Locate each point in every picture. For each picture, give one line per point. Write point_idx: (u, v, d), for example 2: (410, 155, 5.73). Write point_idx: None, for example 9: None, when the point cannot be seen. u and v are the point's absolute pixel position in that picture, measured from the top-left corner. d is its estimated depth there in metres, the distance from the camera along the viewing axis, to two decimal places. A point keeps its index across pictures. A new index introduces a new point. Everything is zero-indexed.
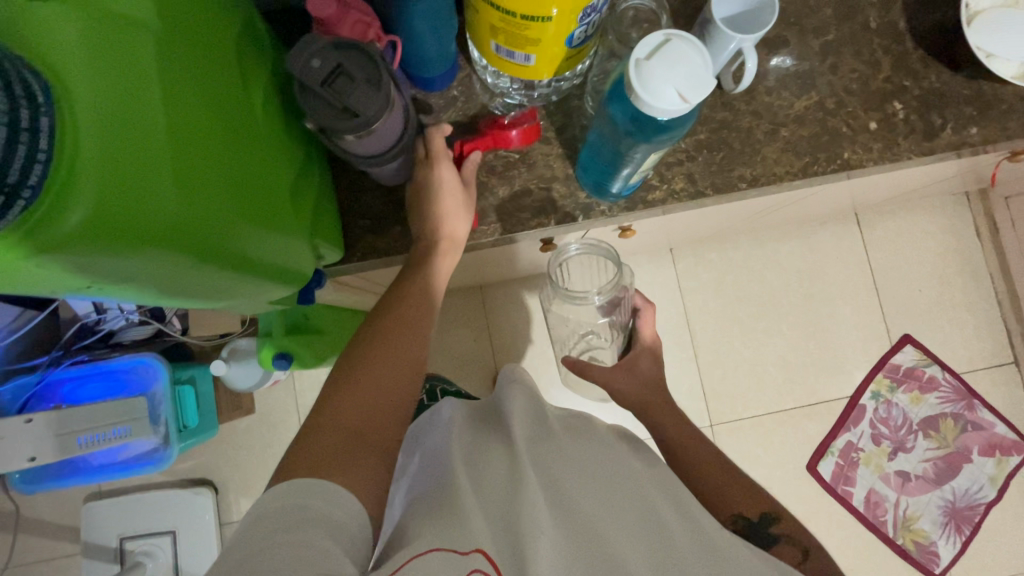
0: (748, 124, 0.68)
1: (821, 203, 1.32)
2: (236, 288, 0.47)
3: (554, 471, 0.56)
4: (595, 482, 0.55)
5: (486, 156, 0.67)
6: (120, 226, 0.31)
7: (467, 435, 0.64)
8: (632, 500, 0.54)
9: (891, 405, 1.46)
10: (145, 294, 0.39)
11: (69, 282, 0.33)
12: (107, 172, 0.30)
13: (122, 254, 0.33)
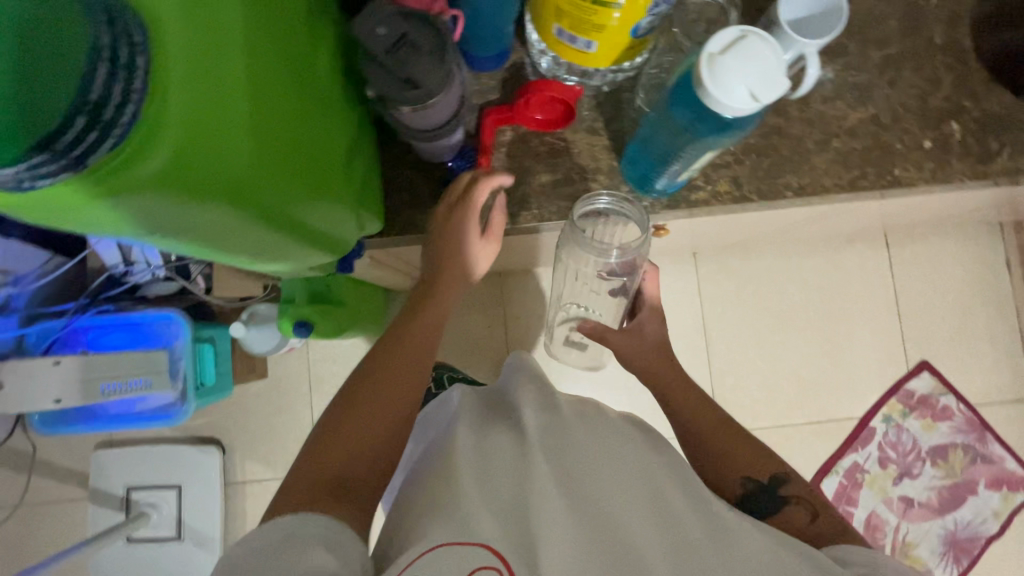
0: (800, 132, 0.67)
1: (853, 220, 1.31)
2: (278, 250, 0.46)
3: (567, 451, 0.53)
4: (610, 463, 0.52)
5: (532, 140, 0.67)
6: (187, 177, 0.31)
7: (476, 411, 0.62)
8: (649, 486, 0.52)
9: (901, 429, 1.44)
10: (196, 248, 0.39)
11: (128, 226, 0.33)
12: (187, 121, 0.29)
13: (183, 204, 0.32)
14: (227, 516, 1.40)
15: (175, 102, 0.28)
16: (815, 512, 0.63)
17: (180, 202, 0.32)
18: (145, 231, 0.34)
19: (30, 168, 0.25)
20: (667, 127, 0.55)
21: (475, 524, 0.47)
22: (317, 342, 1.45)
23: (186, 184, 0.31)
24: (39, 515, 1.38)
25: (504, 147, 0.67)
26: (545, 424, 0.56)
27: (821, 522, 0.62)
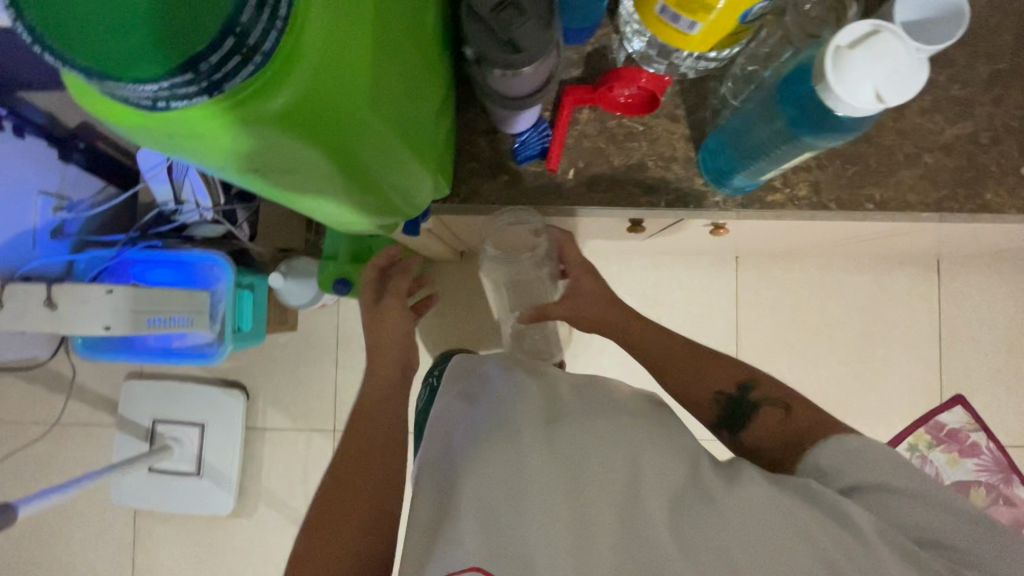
0: (890, 143, 0.64)
1: (909, 242, 1.26)
2: (363, 202, 0.48)
3: (569, 447, 0.47)
4: (617, 456, 0.46)
5: (609, 121, 0.65)
6: (309, 114, 0.32)
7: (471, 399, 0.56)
8: (665, 481, 0.46)
9: (925, 460, 1.41)
10: (293, 189, 0.41)
11: (246, 157, 0.34)
12: (319, 58, 0.30)
13: (301, 141, 0.34)
14: (245, 459, 1.44)
15: (310, 40, 0.30)
16: (786, 406, 0.60)
17: (292, 141, 0.33)
18: (251, 166, 0.36)
19: (171, 83, 0.26)
20: (760, 123, 0.53)
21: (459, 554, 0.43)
22: (348, 302, 1.46)
23: (302, 126, 0.33)
24: (68, 434, 1.43)
25: (578, 125, 0.65)
26: (545, 419, 0.49)
27: (795, 416, 0.59)
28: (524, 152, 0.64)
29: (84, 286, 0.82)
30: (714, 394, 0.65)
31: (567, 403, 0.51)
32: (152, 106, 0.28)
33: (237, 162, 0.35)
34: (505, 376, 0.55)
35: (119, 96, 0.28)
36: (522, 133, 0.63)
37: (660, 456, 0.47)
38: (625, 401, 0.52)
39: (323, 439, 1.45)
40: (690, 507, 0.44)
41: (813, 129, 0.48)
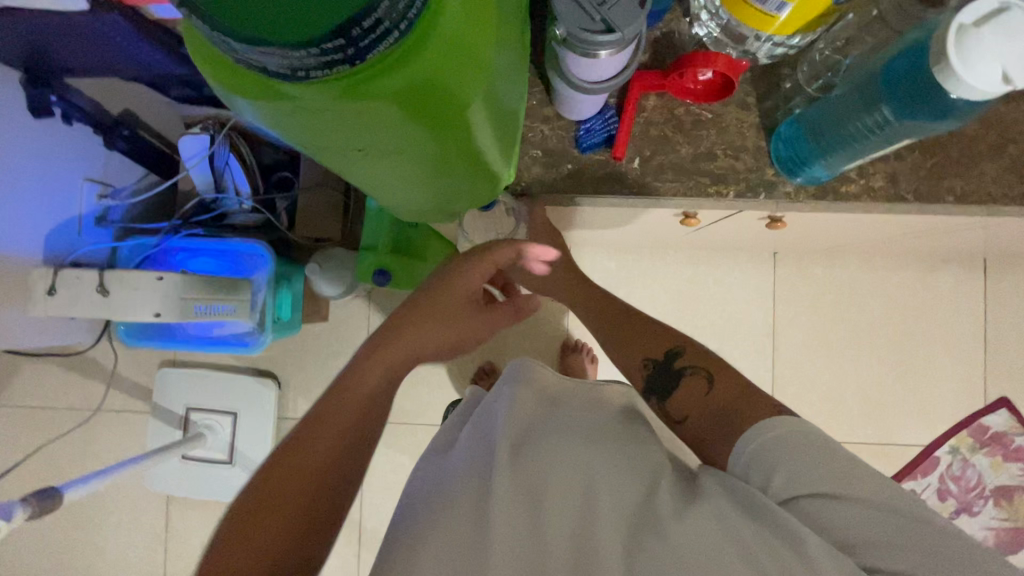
0: (974, 134, 0.61)
1: (959, 241, 1.22)
2: (433, 186, 0.49)
3: (534, 474, 0.58)
4: (575, 489, 0.57)
5: (676, 108, 0.62)
6: (425, 97, 0.33)
7: (475, 433, 0.66)
8: (616, 515, 0.55)
9: (967, 464, 1.37)
10: (378, 167, 0.42)
11: (351, 131, 0.35)
12: (447, 40, 0.31)
13: (407, 121, 0.35)
14: None
15: (442, 22, 0.31)
16: (710, 376, 0.65)
17: (400, 120, 0.34)
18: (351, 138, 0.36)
19: (320, 52, 0.27)
20: (851, 110, 0.53)
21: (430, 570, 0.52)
22: (380, 293, 1.45)
23: (410, 100, 0.33)
24: (104, 421, 1.45)
25: (644, 112, 0.63)
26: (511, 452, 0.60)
27: (715, 390, 0.63)
28: (588, 139, 0.62)
29: (135, 273, 0.82)
30: (643, 359, 0.70)
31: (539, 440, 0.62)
32: (289, 78, 0.29)
33: (336, 134, 0.36)
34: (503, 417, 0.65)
35: (245, 62, 0.28)
36: (586, 120, 0.62)
37: (613, 488, 0.57)
38: (594, 441, 0.62)
39: None
40: (639, 535, 0.53)
41: (925, 114, 0.47)
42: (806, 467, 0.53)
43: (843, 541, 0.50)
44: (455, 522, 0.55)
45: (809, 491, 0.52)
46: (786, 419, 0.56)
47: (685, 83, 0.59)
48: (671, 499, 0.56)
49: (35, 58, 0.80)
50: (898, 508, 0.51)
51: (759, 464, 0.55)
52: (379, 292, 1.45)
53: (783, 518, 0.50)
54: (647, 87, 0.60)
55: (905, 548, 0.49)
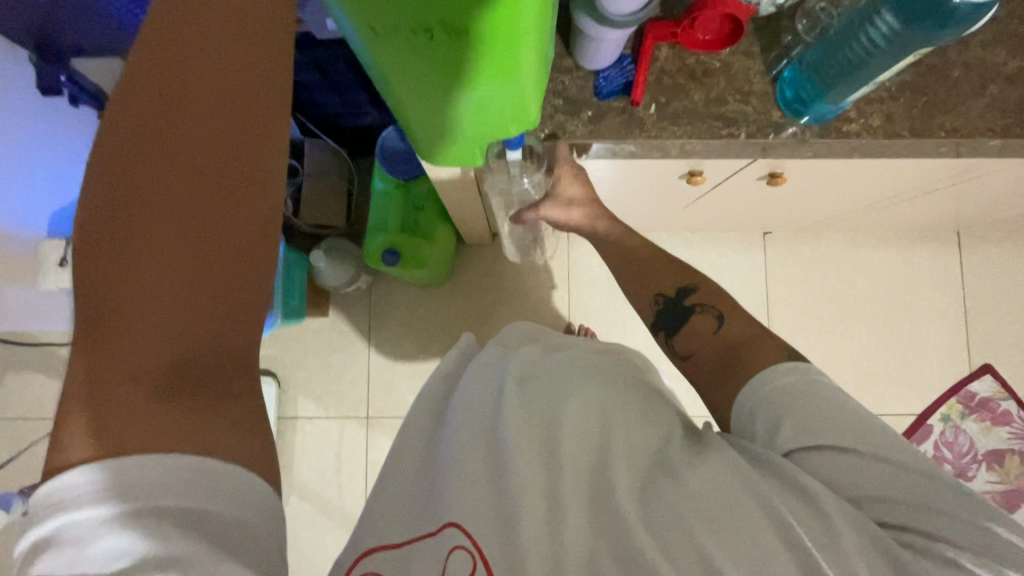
0: (958, 75, 0.67)
1: (936, 215, 1.30)
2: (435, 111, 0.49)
3: (543, 410, 0.58)
4: (590, 434, 0.55)
5: (686, 58, 0.67)
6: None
7: (479, 381, 0.65)
8: (631, 454, 0.53)
9: (958, 430, 1.42)
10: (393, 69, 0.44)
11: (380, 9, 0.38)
12: None
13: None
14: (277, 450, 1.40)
15: None
16: (719, 314, 0.64)
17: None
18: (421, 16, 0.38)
19: None
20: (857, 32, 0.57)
21: (450, 509, 0.51)
22: (381, 286, 1.45)
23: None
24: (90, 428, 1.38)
25: (658, 62, 0.67)
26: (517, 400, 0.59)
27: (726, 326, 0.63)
28: (607, 87, 0.66)
29: None
30: (656, 295, 0.70)
31: (546, 387, 0.61)
32: None
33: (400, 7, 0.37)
34: (506, 368, 0.64)
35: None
36: (604, 70, 0.66)
37: (627, 430, 0.55)
38: (604, 382, 0.61)
39: (356, 428, 1.42)
40: (655, 479, 0.51)
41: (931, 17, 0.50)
42: (813, 417, 0.50)
43: (853, 495, 0.47)
44: (466, 457, 0.55)
45: (816, 442, 0.49)
46: (802, 364, 0.54)
47: (694, 32, 0.63)
48: (685, 448, 0.54)
49: (46, 39, 0.79)
50: (910, 467, 0.46)
51: (769, 408, 0.53)
52: (380, 285, 1.45)
53: (788, 467, 0.48)
54: (661, 38, 0.64)
55: (920, 506, 0.44)
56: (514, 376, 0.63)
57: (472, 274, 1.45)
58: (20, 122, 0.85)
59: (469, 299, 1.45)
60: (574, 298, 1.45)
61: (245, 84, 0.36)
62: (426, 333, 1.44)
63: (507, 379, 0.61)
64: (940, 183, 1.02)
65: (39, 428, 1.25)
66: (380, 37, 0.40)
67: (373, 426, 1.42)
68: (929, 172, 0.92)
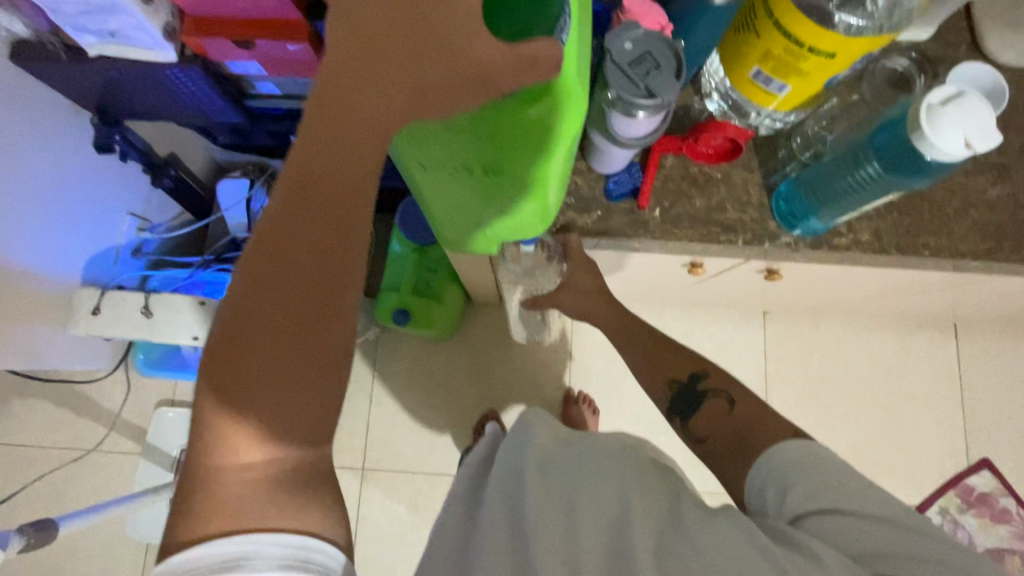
0: (941, 198, 0.72)
1: (932, 308, 1.33)
2: (465, 220, 0.57)
3: (561, 484, 0.59)
4: (605, 501, 0.56)
5: (690, 166, 0.73)
6: (485, 138, 0.45)
7: (499, 471, 0.66)
8: (644, 516, 0.54)
9: (957, 525, 1.40)
10: (433, 188, 0.54)
11: (431, 154, 0.49)
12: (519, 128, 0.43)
13: (463, 147, 0.46)
14: None
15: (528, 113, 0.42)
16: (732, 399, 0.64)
17: (463, 145, 0.46)
18: (466, 160, 0.47)
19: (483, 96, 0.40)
20: (841, 169, 0.63)
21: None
22: (388, 338, 1.49)
23: (499, 142, 0.44)
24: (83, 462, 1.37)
25: (664, 169, 0.73)
26: (536, 474, 0.61)
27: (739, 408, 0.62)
28: (617, 190, 0.72)
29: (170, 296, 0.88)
30: (669, 381, 0.69)
31: (564, 462, 0.62)
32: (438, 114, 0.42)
33: (451, 153, 0.47)
34: (528, 447, 0.66)
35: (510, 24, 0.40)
36: (615, 174, 0.71)
37: (644, 495, 0.56)
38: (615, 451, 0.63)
39: (350, 478, 1.42)
40: (666, 539, 0.52)
41: (904, 171, 0.58)
42: (822, 486, 0.51)
43: (857, 551, 0.47)
44: (488, 536, 0.56)
45: (825, 505, 0.50)
46: (803, 441, 0.55)
47: (699, 145, 0.69)
48: (696, 509, 0.55)
49: (107, 104, 0.86)
50: (903, 524, 0.48)
51: (774, 480, 0.54)
52: (388, 336, 1.48)
53: (792, 531, 0.49)
54: (667, 149, 0.70)
55: (918, 558, 0.46)
56: (531, 456, 0.64)
57: (477, 332, 1.49)
58: (74, 171, 0.92)
59: (473, 356, 1.48)
60: (576, 362, 1.48)
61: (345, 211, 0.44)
62: (428, 387, 1.47)
63: (526, 466, 0.62)
64: (932, 282, 1.06)
65: (43, 456, 1.27)
66: (427, 167, 0.51)
67: (368, 478, 1.42)
68: (923, 275, 0.96)
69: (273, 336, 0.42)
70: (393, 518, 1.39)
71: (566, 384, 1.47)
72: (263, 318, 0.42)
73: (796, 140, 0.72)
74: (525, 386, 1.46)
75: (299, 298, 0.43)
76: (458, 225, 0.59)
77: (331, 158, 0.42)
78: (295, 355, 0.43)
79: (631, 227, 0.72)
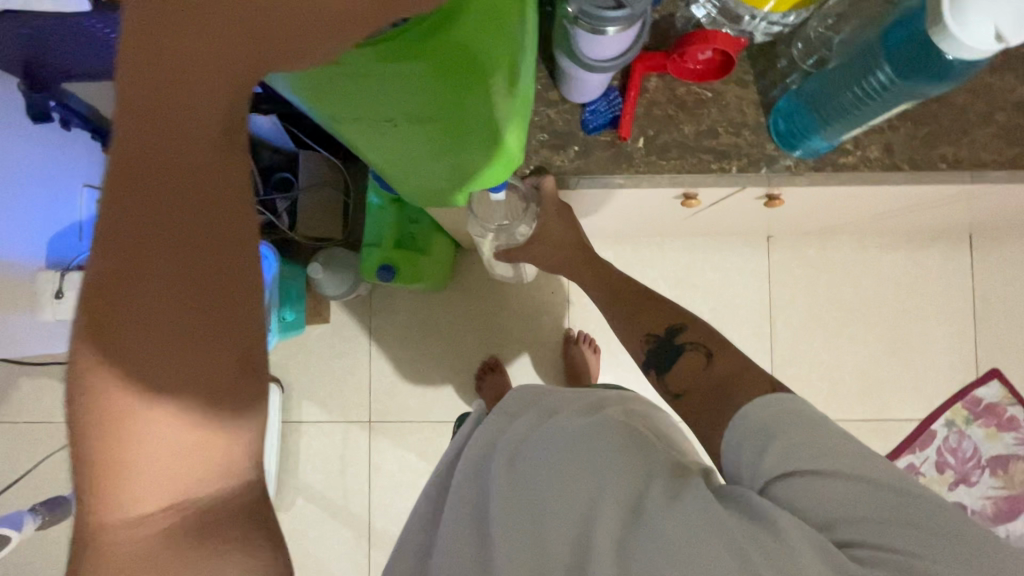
0: (963, 102, 0.64)
1: (947, 221, 1.26)
2: (402, 168, 0.52)
3: (527, 477, 0.53)
4: (569, 495, 0.49)
5: (677, 87, 0.64)
6: (394, 76, 0.38)
7: (474, 458, 0.61)
8: (608, 501, 0.47)
9: (963, 436, 1.40)
10: (354, 142, 0.48)
11: (338, 107, 0.42)
12: (436, 58, 0.37)
13: (373, 92, 0.40)
14: (282, 454, 1.42)
15: (449, 33, 0.36)
16: (709, 354, 0.58)
17: (371, 89, 0.40)
18: (382, 108, 0.41)
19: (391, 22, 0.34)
20: (846, 79, 0.55)
21: None
22: (381, 293, 1.45)
23: (413, 79, 0.39)
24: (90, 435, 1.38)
25: (647, 93, 0.64)
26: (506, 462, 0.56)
27: (715, 363, 0.56)
28: (594, 121, 0.64)
29: None
30: (645, 336, 0.63)
31: (536, 442, 0.56)
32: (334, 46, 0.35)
33: (362, 101, 0.41)
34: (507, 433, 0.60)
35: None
36: (591, 103, 0.64)
37: (609, 475, 0.49)
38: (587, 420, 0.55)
39: (358, 432, 1.44)
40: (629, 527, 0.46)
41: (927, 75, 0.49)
42: (805, 444, 0.44)
43: (826, 518, 0.42)
44: (459, 546, 0.52)
45: (798, 467, 0.44)
46: (781, 396, 0.48)
47: (686, 61, 0.60)
48: (665, 487, 0.47)
49: (32, 66, 0.78)
50: (885, 485, 0.42)
51: (753, 438, 0.47)
52: (381, 290, 1.45)
53: (757, 499, 0.44)
54: (650, 68, 0.62)
55: (894, 522, 0.40)
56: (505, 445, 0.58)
57: (472, 280, 1.45)
58: (13, 145, 0.85)
59: (469, 304, 1.44)
60: (574, 303, 1.45)
61: (193, 176, 0.34)
62: (426, 339, 1.45)
63: (495, 462, 0.57)
64: (948, 194, 0.98)
65: (56, 432, 1.30)
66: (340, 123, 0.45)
67: (375, 431, 1.44)
68: (938, 190, 0.88)
69: (148, 346, 0.34)
70: (403, 466, 1.43)
71: (565, 325, 1.45)
72: (131, 327, 0.34)
73: (799, 47, 0.63)
74: (524, 330, 1.44)
75: (166, 291, 0.34)
76: (396, 175, 0.54)
77: (169, 113, 0.33)
78: (183, 360, 0.35)
79: (612, 163, 0.65)
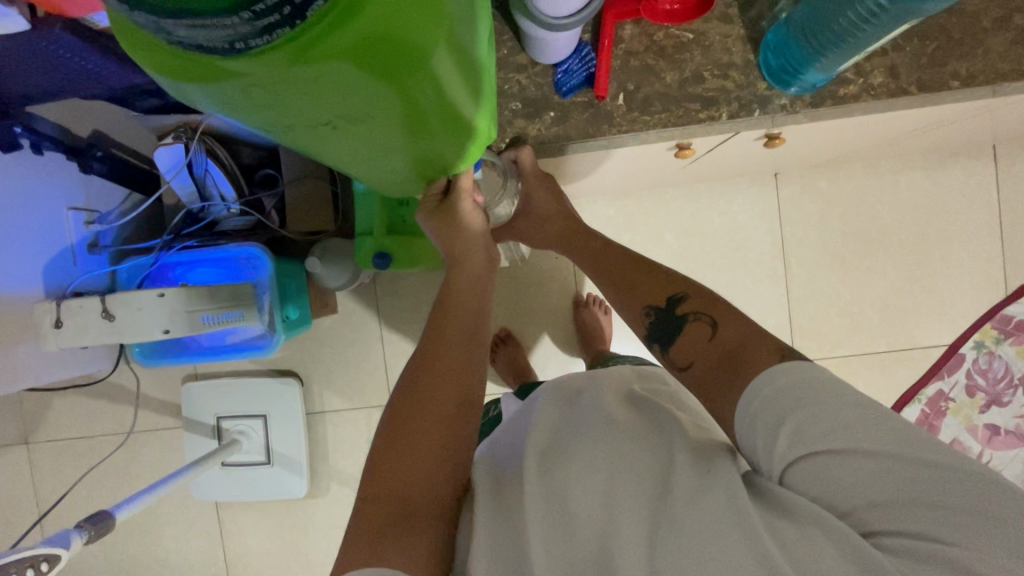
0: (975, 8, 0.57)
1: (967, 135, 1.18)
2: (348, 155, 0.45)
3: (555, 483, 0.51)
4: (595, 496, 0.49)
5: (654, 33, 0.59)
6: (292, 93, 0.31)
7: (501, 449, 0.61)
8: (633, 502, 0.48)
9: (992, 356, 1.36)
10: (281, 136, 0.41)
11: (245, 114, 0.35)
12: (334, 68, 0.29)
13: (273, 107, 0.33)
14: (310, 444, 1.40)
15: (336, 40, 0.28)
16: (714, 320, 0.55)
17: (266, 103, 0.32)
18: (297, 116, 0.34)
19: (249, 38, 0.25)
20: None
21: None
22: None
23: (314, 90, 0.31)
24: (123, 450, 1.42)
25: (623, 44, 0.59)
26: (540, 455, 0.55)
27: (722, 332, 0.54)
28: (567, 82, 0.59)
29: (136, 292, 0.83)
30: (645, 308, 0.61)
31: (566, 440, 0.55)
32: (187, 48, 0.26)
33: (265, 111, 0.34)
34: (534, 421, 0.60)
35: (180, 40, 0.26)
36: (563, 62, 0.59)
37: (631, 474, 0.50)
38: (610, 413, 0.56)
39: None
40: (655, 525, 0.46)
41: None
42: (822, 420, 0.43)
43: (846, 507, 0.42)
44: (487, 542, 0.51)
45: (815, 448, 0.42)
46: (791, 364, 0.47)
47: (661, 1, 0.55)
48: (683, 476, 0.48)
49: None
50: (908, 457, 0.40)
51: (764, 414, 0.45)
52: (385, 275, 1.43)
53: (779, 493, 0.44)
54: (622, 16, 0.57)
55: (918, 504, 0.39)
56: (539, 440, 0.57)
57: None
58: None
59: None
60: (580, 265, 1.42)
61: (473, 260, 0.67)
62: None
63: (528, 452, 0.55)
64: (964, 109, 0.92)
65: (94, 445, 1.36)
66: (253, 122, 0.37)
67: None
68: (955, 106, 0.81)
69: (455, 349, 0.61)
70: None
71: (574, 289, 1.43)
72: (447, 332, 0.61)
73: None
74: (533, 299, 1.42)
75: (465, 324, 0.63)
76: (347, 161, 0.48)
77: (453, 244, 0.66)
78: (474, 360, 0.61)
79: (588, 125, 0.61)
